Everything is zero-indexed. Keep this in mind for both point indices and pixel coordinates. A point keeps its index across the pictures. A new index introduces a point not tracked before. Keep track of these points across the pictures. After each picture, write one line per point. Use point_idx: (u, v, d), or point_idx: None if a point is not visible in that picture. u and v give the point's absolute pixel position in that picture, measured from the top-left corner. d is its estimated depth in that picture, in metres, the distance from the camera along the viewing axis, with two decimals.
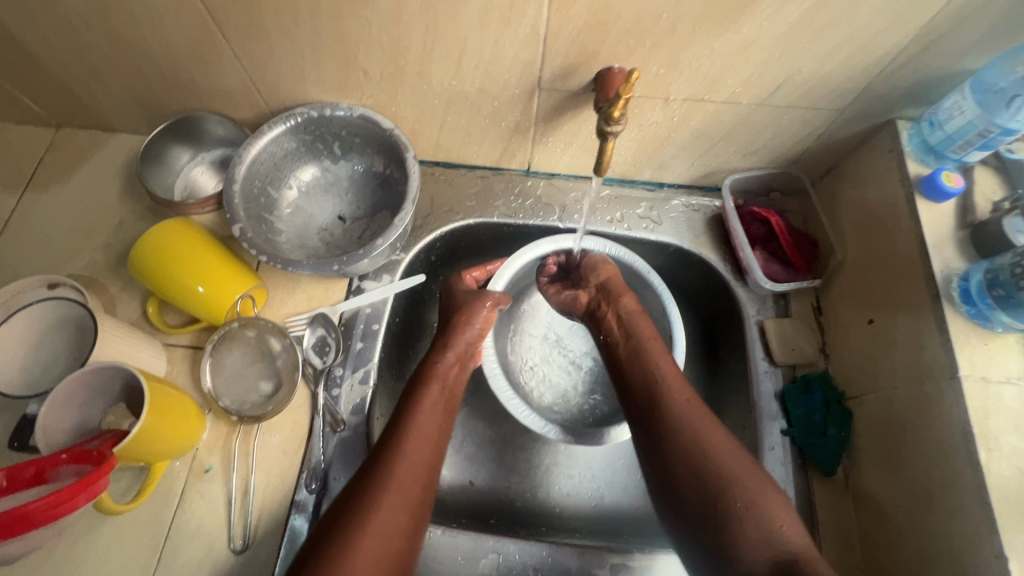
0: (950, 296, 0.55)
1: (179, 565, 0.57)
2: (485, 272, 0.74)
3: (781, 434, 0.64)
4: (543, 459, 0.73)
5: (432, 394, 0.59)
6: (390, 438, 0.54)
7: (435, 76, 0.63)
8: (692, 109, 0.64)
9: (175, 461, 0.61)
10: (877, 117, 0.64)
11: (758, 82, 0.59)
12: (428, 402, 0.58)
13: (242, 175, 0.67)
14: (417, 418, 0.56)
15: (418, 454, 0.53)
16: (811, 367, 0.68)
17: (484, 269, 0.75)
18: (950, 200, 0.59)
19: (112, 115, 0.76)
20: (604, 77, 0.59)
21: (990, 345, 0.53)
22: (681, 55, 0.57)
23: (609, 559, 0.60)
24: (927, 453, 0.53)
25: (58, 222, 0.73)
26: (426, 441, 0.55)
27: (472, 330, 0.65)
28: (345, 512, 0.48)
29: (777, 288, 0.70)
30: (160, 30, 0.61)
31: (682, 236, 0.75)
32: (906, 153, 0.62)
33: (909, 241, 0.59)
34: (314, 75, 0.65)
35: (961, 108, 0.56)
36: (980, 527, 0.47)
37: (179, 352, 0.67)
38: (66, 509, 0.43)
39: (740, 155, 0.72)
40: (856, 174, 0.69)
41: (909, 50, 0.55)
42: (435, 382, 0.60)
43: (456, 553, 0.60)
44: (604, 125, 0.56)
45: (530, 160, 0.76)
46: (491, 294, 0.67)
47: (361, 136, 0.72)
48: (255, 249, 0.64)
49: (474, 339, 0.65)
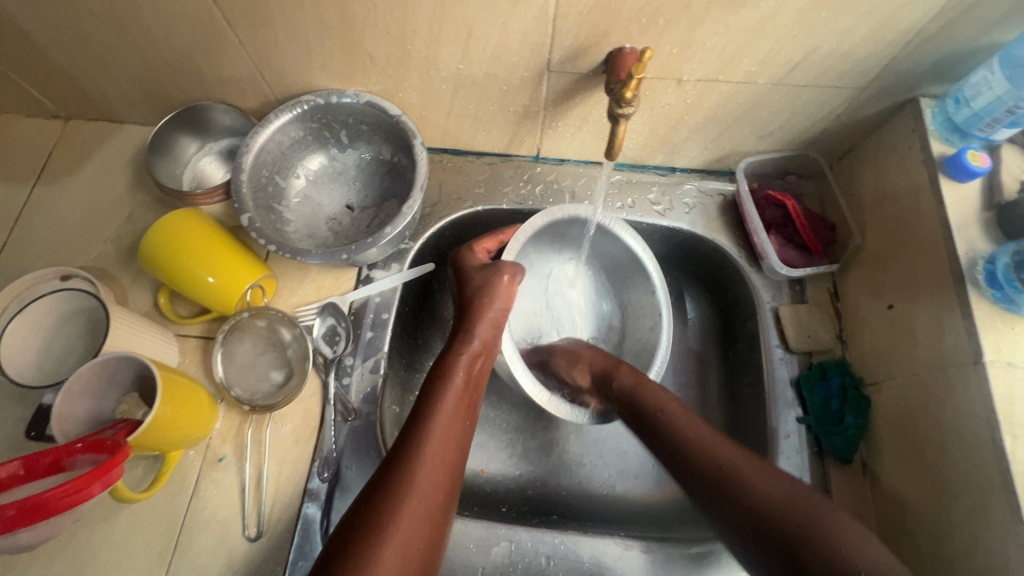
0: (975, 279, 0.53)
1: (195, 552, 0.58)
2: (498, 243, 0.71)
3: (796, 422, 0.63)
4: (555, 447, 0.73)
5: (458, 383, 0.57)
6: (416, 423, 0.53)
7: (443, 60, 0.62)
8: (706, 90, 0.62)
9: (189, 450, 0.62)
10: (899, 95, 0.62)
11: (776, 60, 0.57)
12: (454, 387, 0.57)
13: (249, 164, 0.67)
14: (443, 404, 0.55)
15: (445, 442, 0.52)
16: (827, 354, 0.67)
17: (496, 240, 0.71)
18: (976, 179, 0.57)
19: (120, 106, 0.76)
20: (615, 58, 0.57)
21: (1018, 330, 0.51)
22: (695, 34, 0.55)
23: (621, 548, 0.60)
24: (950, 441, 0.52)
25: (70, 214, 0.74)
26: (453, 428, 0.54)
27: (494, 311, 0.64)
28: (372, 497, 0.47)
29: (793, 273, 0.68)
30: (164, 18, 0.60)
31: (695, 222, 0.74)
32: (930, 132, 0.60)
33: (932, 223, 0.57)
34: (320, 61, 0.64)
35: (989, 84, 0.54)
36: (1005, 516, 0.46)
37: (191, 343, 0.67)
38: (83, 497, 0.43)
39: (755, 138, 0.70)
40: (876, 156, 0.67)
41: (935, 24, 0.52)
42: (460, 369, 0.59)
43: (469, 540, 0.60)
44: (616, 107, 0.55)
45: (539, 146, 0.75)
46: (508, 265, 0.66)
47: (368, 124, 0.71)
48: (263, 239, 0.63)
49: (496, 324, 0.63)
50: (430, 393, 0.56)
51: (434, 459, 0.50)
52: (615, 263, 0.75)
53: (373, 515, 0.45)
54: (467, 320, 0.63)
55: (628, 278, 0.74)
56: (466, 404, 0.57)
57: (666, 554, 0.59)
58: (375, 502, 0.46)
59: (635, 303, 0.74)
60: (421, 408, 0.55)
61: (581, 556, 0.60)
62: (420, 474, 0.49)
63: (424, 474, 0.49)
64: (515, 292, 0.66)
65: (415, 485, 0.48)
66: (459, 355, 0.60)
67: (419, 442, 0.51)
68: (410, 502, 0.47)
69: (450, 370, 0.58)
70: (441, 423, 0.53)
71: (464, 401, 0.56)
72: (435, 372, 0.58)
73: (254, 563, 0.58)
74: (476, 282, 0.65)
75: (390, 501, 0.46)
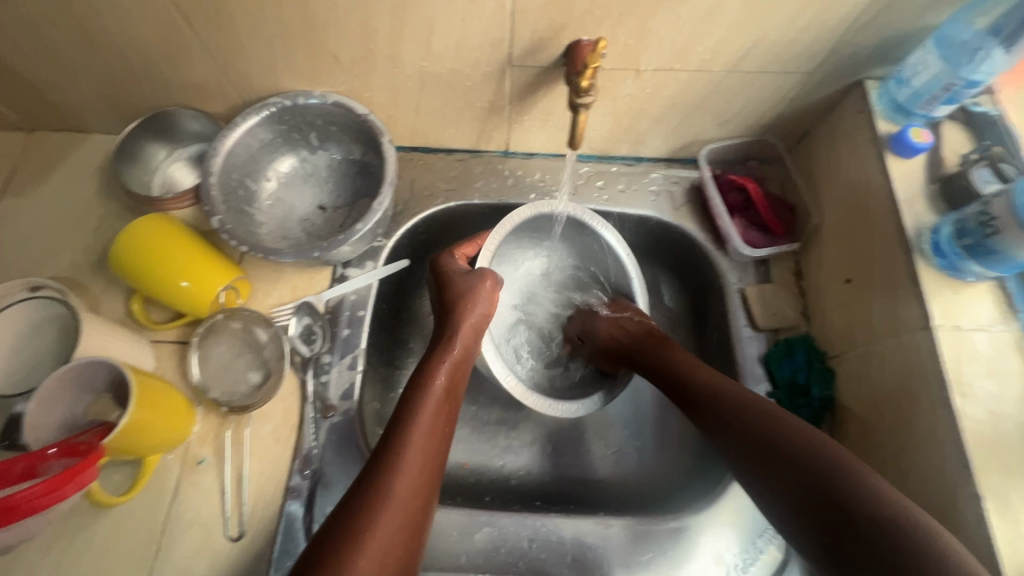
0: (922, 249, 0.55)
1: (177, 554, 0.58)
2: (475, 248, 0.72)
3: (765, 397, 0.65)
4: (536, 437, 0.74)
5: (438, 390, 0.57)
6: (393, 433, 0.53)
7: (406, 58, 0.63)
8: (664, 80, 0.64)
9: (168, 454, 0.61)
10: (846, 79, 0.65)
11: (727, 48, 0.60)
12: (434, 394, 0.57)
13: (219, 167, 0.67)
14: (421, 414, 0.54)
15: (424, 450, 0.52)
16: (793, 330, 0.69)
17: (474, 246, 0.72)
18: (920, 155, 0.60)
19: (85, 115, 0.76)
20: (573, 50, 0.59)
21: (962, 295, 0.53)
22: (648, 25, 0.57)
23: (602, 526, 0.61)
24: (906, 405, 0.54)
25: (37, 224, 0.73)
26: (431, 438, 0.53)
27: (475, 316, 0.64)
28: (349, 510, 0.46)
29: (757, 254, 0.71)
30: (125, 24, 0.60)
31: (662, 209, 0.76)
32: (876, 112, 0.62)
33: (882, 199, 0.60)
34: (285, 64, 0.65)
35: (926, 64, 0.57)
36: (956, 471, 0.48)
37: (166, 348, 0.67)
38: (59, 497, 0.44)
39: (715, 125, 0.72)
40: (828, 139, 0.69)
41: (872, 9, 0.55)
42: (441, 376, 0.59)
43: (452, 529, 0.60)
44: (575, 98, 0.58)
45: (507, 141, 0.77)
46: (492, 272, 0.67)
47: (336, 124, 0.72)
48: (235, 240, 0.64)
49: (477, 330, 0.64)
50: (409, 400, 0.56)
51: (412, 468, 0.50)
52: (591, 255, 0.77)
53: (346, 535, 0.44)
54: (448, 328, 0.63)
55: (606, 271, 0.76)
56: (445, 410, 0.57)
57: (647, 531, 0.61)
58: (351, 516, 0.46)
59: (611, 289, 0.76)
60: (401, 416, 0.54)
61: (564, 539, 0.61)
62: (398, 482, 0.48)
63: (403, 488, 0.48)
64: (496, 299, 0.66)
65: (393, 495, 0.47)
66: (439, 362, 0.60)
67: (395, 451, 0.51)
68: (387, 513, 0.46)
69: (431, 377, 0.58)
70: (421, 431, 0.53)
71: (444, 408, 0.57)
72: (416, 379, 0.58)
73: (237, 562, 0.58)
74: (456, 288, 0.66)
75: (368, 514, 0.46)
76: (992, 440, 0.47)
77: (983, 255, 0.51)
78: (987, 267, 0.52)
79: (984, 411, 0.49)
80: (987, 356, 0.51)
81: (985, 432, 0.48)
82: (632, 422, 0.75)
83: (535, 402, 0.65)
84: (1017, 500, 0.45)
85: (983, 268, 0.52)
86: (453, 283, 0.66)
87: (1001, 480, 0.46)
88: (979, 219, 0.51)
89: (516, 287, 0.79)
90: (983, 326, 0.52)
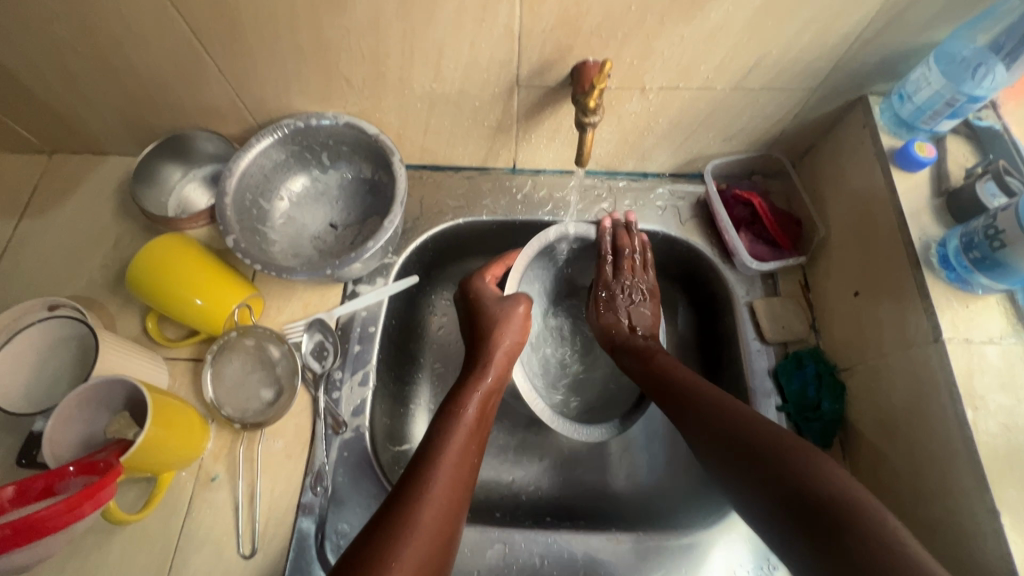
0: (929, 262, 0.56)
1: (189, 572, 0.58)
2: (504, 268, 0.74)
3: (776, 411, 0.65)
4: (547, 452, 0.74)
5: (468, 418, 0.58)
6: (423, 459, 0.53)
7: (417, 80, 0.65)
8: (668, 98, 0.66)
9: (182, 471, 0.62)
10: (848, 95, 0.65)
11: (730, 66, 0.61)
12: (465, 423, 0.57)
13: (233, 188, 0.68)
14: (452, 443, 0.55)
15: (453, 478, 0.52)
16: (802, 343, 0.69)
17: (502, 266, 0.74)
18: (924, 169, 0.60)
19: (103, 138, 0.78)
20: (580, 71, 0.60)
21: (971, 307, 0.53)
22: (653, 46, 0.58)
23: (614, 543, 0.61)
24: (918, 417, 0.54)
25: (56, 245, 0.75)
26: (461, 467, 0.53)
27: (507, 343, 0.65)
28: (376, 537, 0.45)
29: (764, 267, 0.71)
30: (146, 52, 0.63)
31: (669, 224, 0.77)
32: (879, 127, 0.63)
33: (887, 212, 0.60)
34: (298, 87, 0.67)
35: (928, 80, 0.57)
36: (971, 485, 0.47)
37: (180, 366, 0.67)
38: (74, 518, 0.44)
39: (720, 140, 0.73)
40: (833, 154, 0.70)
41: (872, 28, 0.56)
42: (472, 404, 0.59)
43: (463, 545, 0.60)
44: (582, 118, 0.59)
45: (515, 158, 0.78)
46: (526, 294, 0.69)
47: (348, 144, 0.74)
48: (249, 259, 0.65)
49: (511, 355, 0.65)
50: (440, 428, 0.56)
51: (440, 497, 0.49)
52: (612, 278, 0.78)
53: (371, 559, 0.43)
54: (482, 357, 0.64)
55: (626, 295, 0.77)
56: (476, 440, 0.57)
57: (659, 546, 0.60)
58: (376, 541, 0.45)
59: None
60: (430, 445, 0.54)
61: (575, 555, 0.60)
62: (426, 513, 0.48)
63: (432, 515, 0.48)
64: (528, 326, 0.68)
65: (420, 525, 0.47)
66: (472, 391, 0.61)
67: (427, 481, 0.50)
68: (413, 541, 0.45)
69: (463, 405, 0.59)
70: (451, 461, 0.53)
71: (473, 437, 0.57)
72: (447, 406, 0.59)
73: None
74: (490, 314, 0.67)
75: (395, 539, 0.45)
76: (1006, 454, 0.47)
77: (989, 268, 0.51)
78: (995, 280, 0.52)
79: (997, 424, 0.48)
80: (998, 369, 0.51)
81: (999, 445, 0.48)
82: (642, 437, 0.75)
83: (561, 426, 0.66)
84: None
85: (992, 281, 0.52)
86: (488, 308, 0.68)
87: (1017, 495, 0.46)
88: (986, 232, 0.51)
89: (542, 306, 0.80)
90: (993, 339, 0.52)
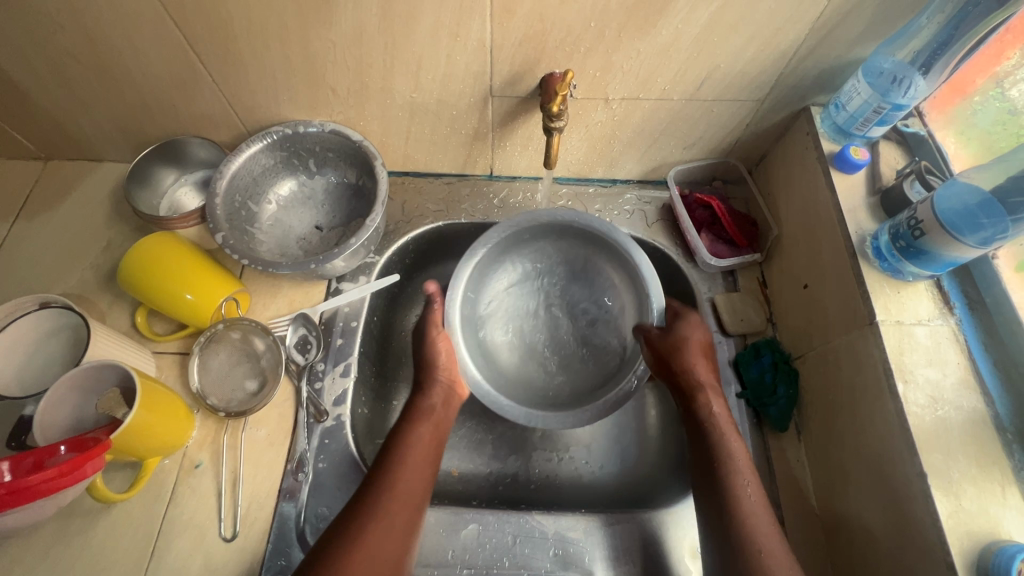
0: (864, 253, 0.61)
1: (171, 555, 0.60)
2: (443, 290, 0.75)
3: (735, 397, 0.69)
4: (523, 444, 0.77)
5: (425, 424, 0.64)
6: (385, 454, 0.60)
7: (397, 90, 0.70)
8: (630, 108, 0.71)
9: (165, 459, 0.64)
10: (793, 105, 0.72)
11: (684, 79, 0.67)
12: (421, 423, 0.64)
13: (223, 189, 0.72)
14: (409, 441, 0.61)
15: (410, 478, 0.58)
16: (759, 334, 0.74)
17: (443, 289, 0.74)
18: (860, 171, 0.66)
19: (99, 145, 0.81)
20: (546, 82, 0.66)
21: (902, 293, 0.59)
22: (613, 59, 0.64)
23: (581, 522, 0.64)
24: (858, 396, 0.58)
25: (49, 244, 0.78)
26: (417, 461, 0.59)
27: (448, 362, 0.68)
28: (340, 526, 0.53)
29: (723, 264, 0.76)
30: (143, 62, 0.67)
31: (636, 226, 0.82)
32: (820, 134, 0.69)
33: (829, 210, 0.66)
34: (286, 96, 0.71)
35: (857, 90, 0.64)
36: (903, 451, 0.52)
37: (168, 358, 0.70)
38: (61, 486, 0.47)
39: (680, 148, 0.79)
40: (783, 160, 0.76)
41: (807, 44, 0.62)
42: (422, 413, 0.65)
43: (438, 526, 0.63)
44: (549, 123, 0.64)
45: (491, 165, 0.83)
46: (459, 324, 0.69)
47: (334, 151, 0.78)
48: (236, 253, 0.68)
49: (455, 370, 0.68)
50: (400, 428, 0.63)
51: (396, 491, 0.56)
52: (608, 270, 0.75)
53: (337, 542, 0.51)
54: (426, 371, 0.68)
55: (626, 284, 0.73)
56: (435, 437, 0.64)
57: (627, 526, 0.63)
58: (337, 537, 0.52)
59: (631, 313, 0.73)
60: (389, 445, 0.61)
61: (546, 534, 0.63)
62: (382, 504, 0.55)
63: (381, 544, 0.52)
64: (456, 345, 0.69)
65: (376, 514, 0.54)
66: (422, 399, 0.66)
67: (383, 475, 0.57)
68: (371, 530, 0.53)
69: (416, 412, 0.65)
70: (407, 459, 0.59)
71: (430, 439, 0.63)
72: (405, 411, 0.65)
73: (230, 561, 0.60)
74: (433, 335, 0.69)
75: (352, 533, 0.52)
76: (933, 423, 0.52)
77: (914, 255, 0.57)
78: (922, 267, 0.57)
79: (924, 396, 0.53)
80: (926, 346, 0.56)
81: (926, 415, 0.52)
82: (610, 425, 0.78)
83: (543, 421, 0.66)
84: (957, 477, 0.49)
85: (920, 268, 0.57)
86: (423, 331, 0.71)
87: (943, 460, 0.50)
88: (909, 223, 0.57)
89: (514, 292, 0.77)
90: (922, 321, 0.57)
